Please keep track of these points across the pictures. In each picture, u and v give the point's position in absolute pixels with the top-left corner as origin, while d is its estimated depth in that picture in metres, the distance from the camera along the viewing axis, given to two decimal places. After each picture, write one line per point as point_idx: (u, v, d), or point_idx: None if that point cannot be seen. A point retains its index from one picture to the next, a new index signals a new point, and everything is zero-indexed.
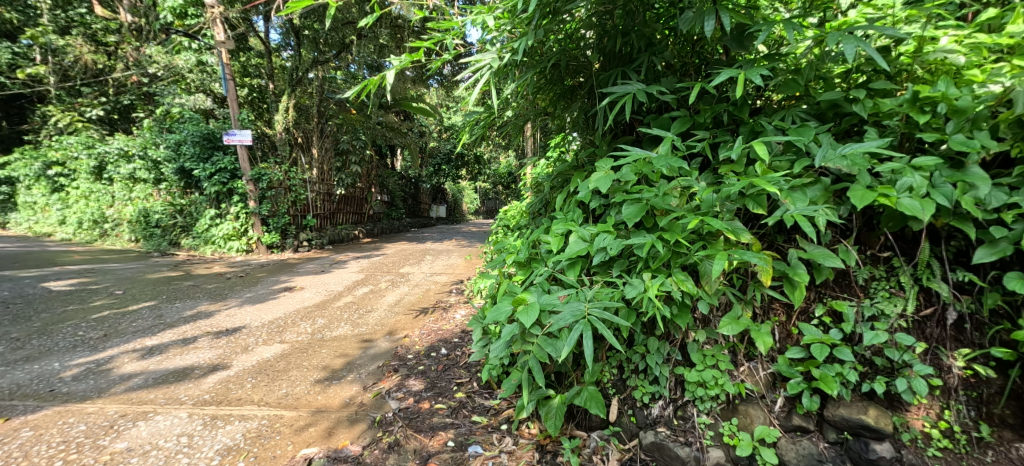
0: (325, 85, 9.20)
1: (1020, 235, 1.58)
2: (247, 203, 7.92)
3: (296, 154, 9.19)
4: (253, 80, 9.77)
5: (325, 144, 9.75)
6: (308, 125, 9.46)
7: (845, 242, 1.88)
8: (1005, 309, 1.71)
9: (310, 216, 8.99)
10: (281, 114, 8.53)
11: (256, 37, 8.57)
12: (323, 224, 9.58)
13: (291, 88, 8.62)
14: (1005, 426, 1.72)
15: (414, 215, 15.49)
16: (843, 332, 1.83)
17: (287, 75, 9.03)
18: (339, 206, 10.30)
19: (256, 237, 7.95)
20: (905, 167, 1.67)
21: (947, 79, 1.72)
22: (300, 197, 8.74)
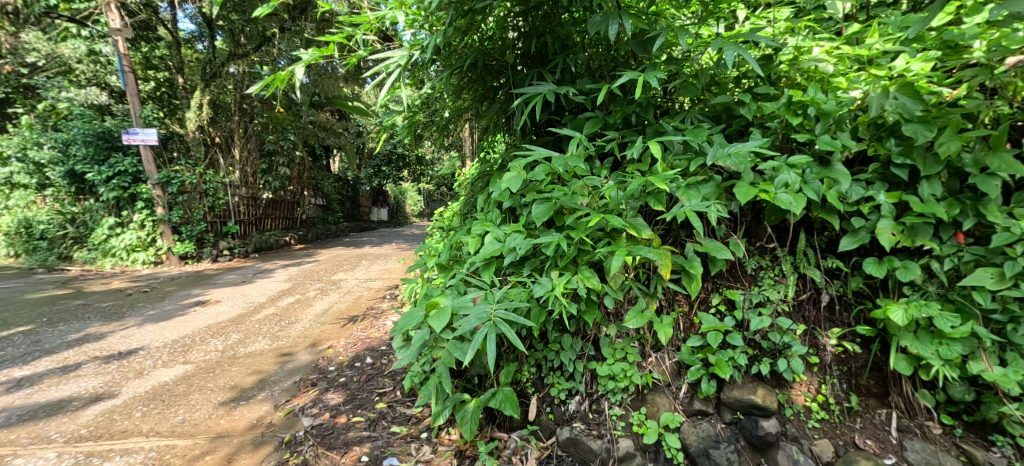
0: (245, 80, 8.51)
1: (874, 225, 1.79)
2: (155, 210, 7.13)
3: (212, 154, 8.49)
4: (158, 73, 8.74)
5: (248, 145, 9.13)
6: (229, 124, 8.74)
7: (736, 235, 2.01)
8: (866, 290, 1.92)
9: (232, 223, 8.29)
10: (193, 110, 7.81)
11: (163, 25, 7.75)
12: (248, 231, 8.87)
13: (205, 83, 7.97)
14: (870, 395, 1.92)
15: (351, 217, 14.81)
16: (736, 318, 1.96)
17: (199, 67, 8.27)
18: (267, 211, 9.59)
19: (166, 248, 7.17)
20: (782, 164, 1.83)
21: (815, 84, 1.85)
22: (219, 202, 7.98)
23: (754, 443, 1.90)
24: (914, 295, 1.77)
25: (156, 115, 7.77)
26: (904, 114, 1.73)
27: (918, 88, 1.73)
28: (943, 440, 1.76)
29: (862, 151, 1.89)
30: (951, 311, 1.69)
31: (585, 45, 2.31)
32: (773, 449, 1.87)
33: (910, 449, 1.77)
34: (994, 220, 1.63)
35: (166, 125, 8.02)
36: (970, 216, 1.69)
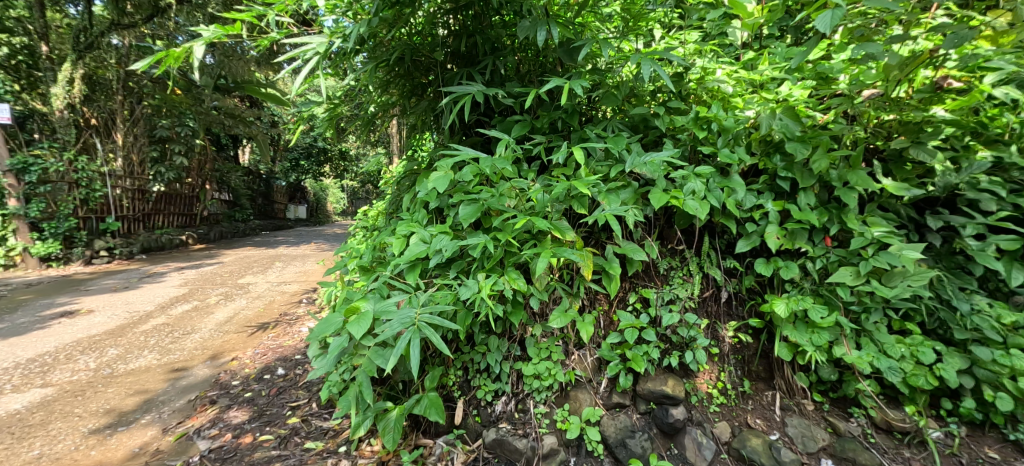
0: (132, 55, 7.38)
1: (763, 230, 2.03)
2: (4, 202, 6.06)
3: (88, 138, 7.26)
4: (15, 39, 7.06)
5: (135, 129, 7.93)
6: (109, 104, 7.50)
7: (651, 238, 2.17)
8: (757, 287, 2.17)
9: (112, 219, 7.23)
10: (58, 85, 6.63)
11: None
12: (132, 228, 7.80)
13: (78, 54, 6.76)
14: (759, 379, 2.17)
15: (265, 216, 13.35)
16: (650, 315, 2.12)
17: (67, 35, 7.09)
18: (156, 206, 8.49)
19: (20, 247, 6.10)
20: (691, 174, 2.01)
21: (718, 102, 2.06)
22: (94, 194, 6.91)
23: (665, 430, 2.04)
24: (794, 291, 2.03)
25: (8, 88, 6.54)
26: (787, 133, 1.97)
27: (799, 111, 1.97)
28: (815, 415, 2.04)
29: (754, 164, 2.13)
30: (821, 304, 1.97)
31: (514, 48, 2.36)
32: (681, 434, 2.03)
33: (790, 425, 2.01)
34: (853, 226, 1.92)
35: (22, 101, 6.77)
36: (836, 223, 1.98)
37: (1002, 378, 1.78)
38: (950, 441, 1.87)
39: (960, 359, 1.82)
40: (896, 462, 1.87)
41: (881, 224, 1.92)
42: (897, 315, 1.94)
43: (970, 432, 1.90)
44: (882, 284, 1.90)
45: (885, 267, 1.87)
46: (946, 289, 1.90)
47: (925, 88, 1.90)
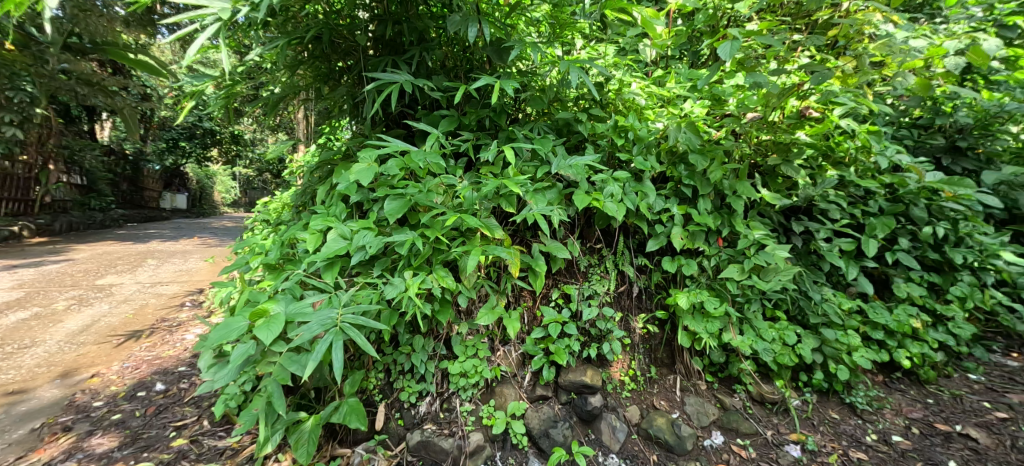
0: None
1: (669, 231, 2.26)
2: None
3: None
4: None
5: None
6: None
7: (573, 236, 2.31)
8: (663, 283, 2.41)
9: None
10: None
11: None
12: None
13: None
14: (662, 365, 2.42)
15: (134, 204, 10.62)
16: (572, 310, 2.23)
17: None
18: None
19: None
20: (609, 178, 2.17)
21: (634, 113, 2.24)
22: None
23: (584, 417, 2.18)
24: (692, 285, 2.31)
25: None
26: (690, 145, 2.21)
27: (698, 126, 2.23)
28: (707, 392, 2.34)
29: (662, 171, 2.36)
30: (714, 296, 2.27)
31: (441, 41, 2.31)
32: (598, 420, 2.18)
33: (688, 404, 2.28)
34: (739, 229, 2.24)
35: None
36: (727, 226, 2.29)
37: (842, 353, 2.22)
38: (806, 407, 2.29)
39: (815, 339, 2.23)
40: (768, 428, 2.24)
41: (760, 228, 2.27)
42: (770, 303, 2.31)
43: (819, 398, 2.34)
44: (761, 279, 2.24)
45: (762, 264, 2.21)
46: (804, 283, 2.32)
47: (792, 116, 2.26)
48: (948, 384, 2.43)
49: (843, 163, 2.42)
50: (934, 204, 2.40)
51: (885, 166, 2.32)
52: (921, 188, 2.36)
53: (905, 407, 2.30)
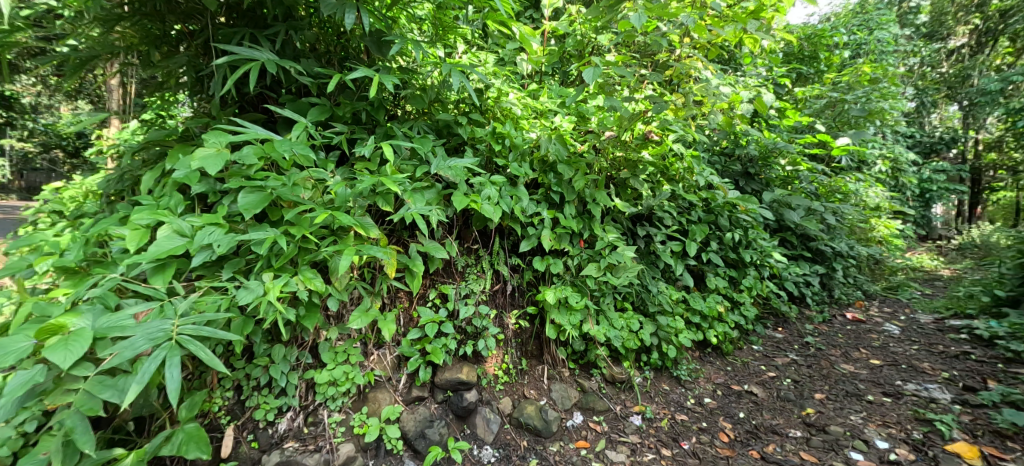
0: None
1: (536, 233, 2.54)
2: None
3: None
4: None
5: None
6: None
7: (451, 237, 2.50)
8: (535, 280, 2.74)
9: None
10: None
11: None
12: None
13: None
14: (534, 357, 2.72)
15: None
16: (449, 309, 2.42)
17: None
18: None
19: None
20: (487, 181, 2.27)
21: (511, 122, 2.41)
22: None
23: (459, 413, 2.34)
24: (558, 282, 2.64)
25: None
26: (559, 155, 2.47)
27: (566, 139, 2.51)
28: (570, 378, 2.69)
29: (535, 178, 2.61)
30: (576, 291, 2.62)
31: (312, 23, 2.17)
32: (472, 414, 2.37)
33: (554, 390, 2.59)
34: (597, 232, 2.67)
35: None
36: (587, 228, 2.72)
37: (671, 336, 2.79)
38: (646, 383, 2.76)
39: (652, 325, 2.75)
40: (616, 404, 2.65)
41: (613, 231, 2.70)
42: (620, 297, 2.78)
43: (655, 374, 2.84)
44: (613, 275, 2.63)
45: (614, 263, 2.62)
46: (645, 278, 2.86)
47: (639, 138, 2.70)
48: (738, 354, 3.20)
49: (675, 179, 3.04)
50: (732, 215, 3.22)
51: (702, 184, 3.03)
52: (725, 202, 3.13)
53: (713, 374, 2.97)
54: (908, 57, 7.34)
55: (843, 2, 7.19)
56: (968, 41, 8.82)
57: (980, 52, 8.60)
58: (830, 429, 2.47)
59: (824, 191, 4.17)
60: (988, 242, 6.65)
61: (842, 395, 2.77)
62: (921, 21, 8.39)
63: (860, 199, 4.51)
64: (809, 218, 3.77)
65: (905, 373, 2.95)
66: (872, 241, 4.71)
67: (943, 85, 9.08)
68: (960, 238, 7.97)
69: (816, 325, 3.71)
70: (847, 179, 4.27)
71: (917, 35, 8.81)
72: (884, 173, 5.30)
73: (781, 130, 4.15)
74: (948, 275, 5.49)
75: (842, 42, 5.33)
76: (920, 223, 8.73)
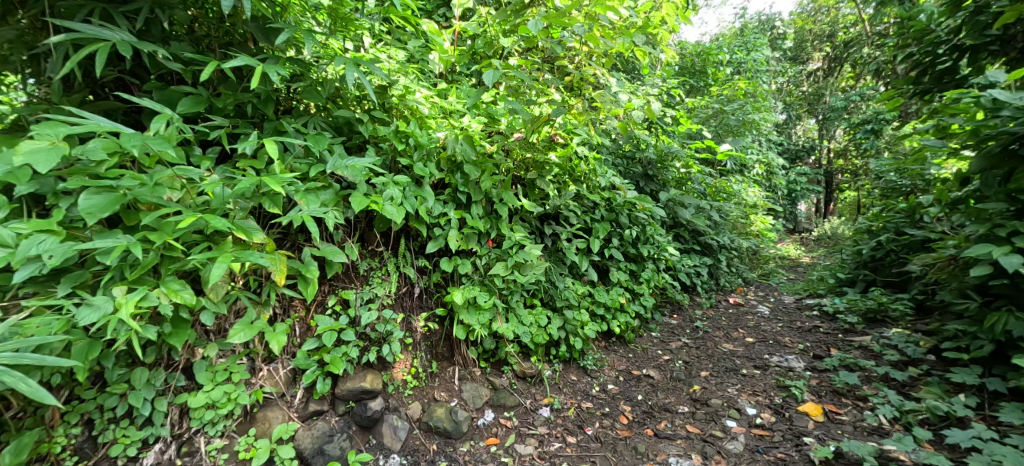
0: None
1: (443, 233, 2.58)
2: None
3: None
4: None
5: None
6: None
7: (351, 240, 2.42)
8: (443, 281, 2.74)
9: None
10: None
11: None
12: None
13: None
14: (444, 358, 2.68)
15: None
16: (349, 316, 2.33)
17: None
18: None
19: None
20: (389, 181, 2.29)
21: (415, 121, 2.44)
22: None
23: (363, 423, 2.24)
24: (466, 282, 2.66)
25: None
26: (466, 156, 2.52)
27: (473, 140, 2.54)
28: (481, 377, 2.71)
29: (442, 178, 2.65)
30: (484, 290, 2.64)
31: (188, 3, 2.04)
32: (378, 423, 2.28)
33: (464, 390, 2.59)
34: (504, 232, 2.72)
35: None
36: (494, 229, 2.74)
37: (577, 328, 2.93)
38: (554, 375, 2.85)
39: (559, 319, 2.87)
40: (527, 398, 2.70)
41: (520, 230, 2.77)
42: (528, 294, 2.86)
43: (563, 366, 2.95)
44: (521, 273, 2.68)
45: (521, 261, 2.67)
46: (552, 274, 2.97)
47: (545, 140, 2.84)
48: (638, 341, 3.42)
49: (580, 180, 3.22)
50: (631, 213, 3.47)
51: (605, 185, 3.30)
52: (624, 202, 3.39)
53: (616, 362, 3.15)
54: (777, 76, 8.45)
55: (728, 25, 8.08)
56: (821, 65, 10.35)
57: (831, 74, 10.12)
58: (711, 402, 2.73)
59: (711, 191, 4.67)
60: (837, 232, 7.84)
61: (723, 370, 3.08)
62: (787, 46, 9.68)
63: (740, 199, 5.09)
64: (698, 214, 4.17)
65: (770, 347, 3.36)
66: (750, 234, 5.32)
67: (804, 101, 10.54)
68: (817, 229, 9.29)
69: (705, 310, 4.10)
70: (730, 181, 4.80)
71: (785, 58, 10.14)
72: (760, 176, 6.03)
73: (676, 136, 4.55)
74: (807, 262, 6.37)
75: (725, 60, 5.99)
76: (787, 218, 10.06)
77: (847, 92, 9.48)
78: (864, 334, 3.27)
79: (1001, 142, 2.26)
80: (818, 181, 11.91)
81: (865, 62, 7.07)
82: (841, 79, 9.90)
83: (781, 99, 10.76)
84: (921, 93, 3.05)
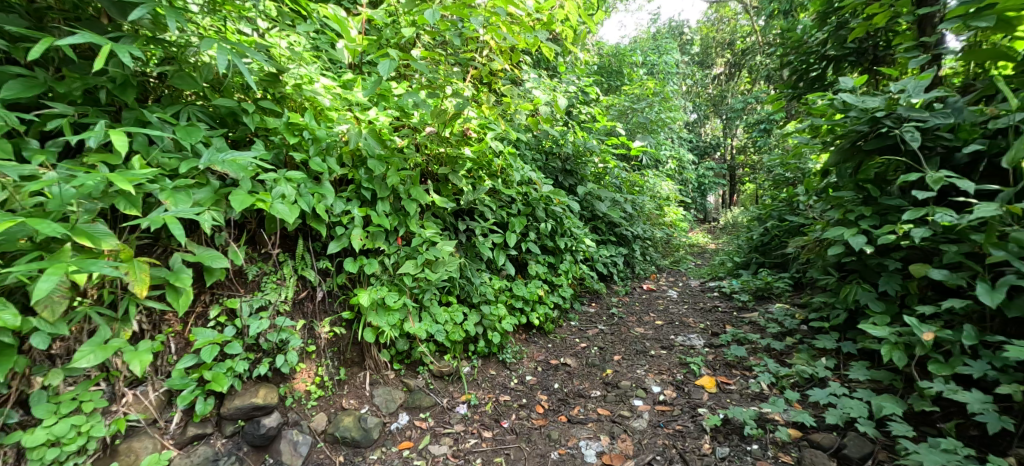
0: None
1: (346, 233, 2.43)
2: None
3: None
4: None
5: None
6: None
7: (235, 244, 2.20)
8: (348, 283, 2.58)
9: None
10: None
11: None
12: None
13: None
14: (353, 364, 2.55)
15: None
16: (236, 327, 2.15)
17: None
18: None
19: None
20: (281, 177, 2.13)
21: (310, 112, 2.26)
22: None
23: (257, 443, 2.10)
24: (374, 283, 2.54)
25: None
26: (370, 150, 2.42)
27: (380, 134, 2.47)
28: (395, 380, 2.61)
29: (344, 174, 2.51)
30: (394, 290, 2.55)
31: None
32: (275, 441, 2.15)
33: (376, 395, 2.48)
34: (414, 229, 2.61)
35: None
36: (403, 226, 2.63)
37: (495, 323, 2.92)
38: (473, 371, 2.83)
39: (476, 315, 2.84)
40: (444, 397, 2.64)
41: (431, 227, 2.69)
42: (443, 291, 2.80)
43: (482, 361, 2.93)
44: (432, 271, 2.61)
45: (432, 258, 2.60)
46: (468, 270, 2.93)
47: (458, 135, 2.83)
48: (558, 332, 3.50)
49: (496, 174, 3.18)
50: (547, 207, 3.53)
51: (521, 179, 3.28)
52: (540, 196, 3.41)
53: (536, 353, 3.20)
54: (685, 78, 9.10)
55: (642, 28, 8.54)
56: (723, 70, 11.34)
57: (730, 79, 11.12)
58: (621, 384, 2.86)
59: (626, 185, 4.93)
60: (737, 220, 8.58)
61: (633, 353, 3.24)
62: (694, 50, 10.41)
63: (653, 191, 5.42)
64: (613, 208, 4.39)
65: (675, 328, 3.60)
66: (663, 225, 5.68)
67: (708, 102, 11.44)
68: (721, 219, 10.15)
69: (621, 296, 4.31)
70: (642, 176, 5.08)
71: (692, 62, 10.91)
72: (671, 170, 6.44)
73: (593, 133, 4.71)
74: (713, 249, 6.92)
75: (639, 61, 6.31)
76: (696, 209, 10.88)
77: (745, 95, 10.37)
78: (753, 310, 3.63)
79: (850, 139, 2.64)
80: (722, 175, 13.00)
81: (757, 67, 7.81)
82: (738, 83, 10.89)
83: (689, 99, 11.59)
84: (796, 96, 3.64)
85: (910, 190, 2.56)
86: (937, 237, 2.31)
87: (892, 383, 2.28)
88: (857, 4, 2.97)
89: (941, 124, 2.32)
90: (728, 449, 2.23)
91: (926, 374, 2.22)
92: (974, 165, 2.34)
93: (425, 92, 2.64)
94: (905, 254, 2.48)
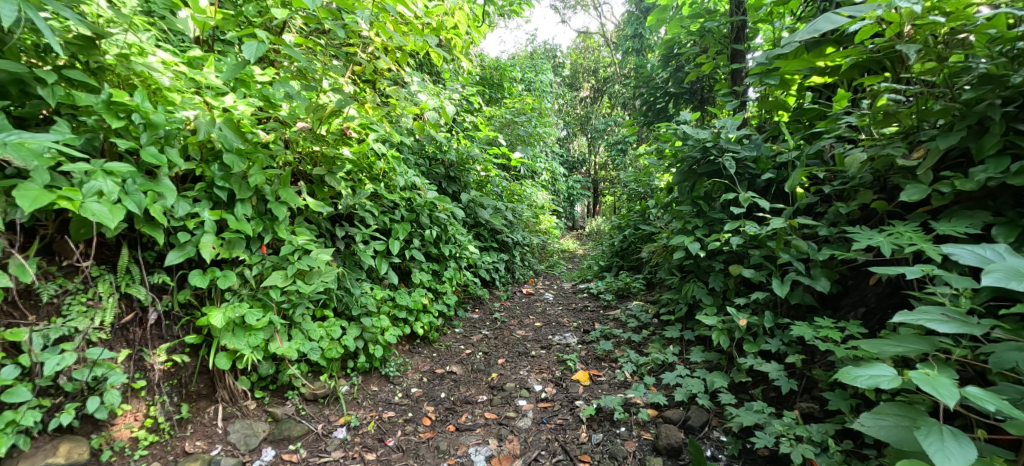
0: None
1: (194, 240, 2.01)
2: None
3: None
4: None
5: None
6: None
7: (20, 255, 1.69)
8: (193, 300, 2.12)
9: None
10: None
11: None
12: None
13: None
14: (200, 398, 2.11)
15: None
16: (21, 366, 1.65)
17: None
18: None
19: None
20: (97, 170, 1.68)
21: (142, 91, 1.81)
22: None
23: None
24: (232, 299, 2.13)
25: None
26: (228, 144, 2.02)
27: (240, 126, 2.08)
28: (257, 410, 2.21)
29: (190, 169, 2.07)
30: (257, 306, 2.16)
31: None
32: None
33: (232, 432, 2.08)
34: (283, 235, 2.26)
35: None
36: (269, 232, 2.24)
37: (377, 336, 2.65)
38: (353, 389, 2.53)
39: (356, 328, 2.55)
40: (319, 422, 2.31)
41: (304, 234, 2.35)
42: (316, 304, 2.46)
43: (362, 378, 2.63)
44: (304, 282, 2.28)
45: (305, 268, 2.27)
46: (346, 280, 2.62)
47: (336, 133, 2.52)
48: (442, 340, 3.32)
49: (377, 178, 2.90)
50: (432, 213, 3.35)
51: (404, 184, 3.03)
52: (424, 202, 3.23)
53: (421, 364, 2.98)
54: (558, 98, 9.58)
55: (522, 46, 8.77)
56: (589, 94, 12.25)
57: (597, 102, 12.05)
58: (505, 386, 2.77)
59: (506, 193, 4.95)
60: (602, 227, 9.26)
61: (515, 355, 3.19)
62: (565, 72, 11.04)
63: (531, 200, 5.53)
64: (494, 215, 4.37)
65: (552, 328, 3.64)
66: (540, 231, 5.84)
67: (577, 121, 12.23)
68: (589, 226, 10.86)
69: (502, 301, 4.27)
70: (520, 185, 5.15)
71: (564, 82, 11.58)
72: (546, 181, 6.67)
73: (475, 142, 4.64)
74: (581, 253, 7.34)
75: (518, 77, 6.44)
76: (567, 218, 11.50)
77: (610, 117, 11.33)
78: (615, 308, 3.84)
79: (687, 163, 2.89)
80: (589, 187, 14.00)
81: (620, 95, 8.57)
82: (603, 107, 11.86)
83: (562, 116, 12.25)
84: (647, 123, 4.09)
85: (728, 206, 2.89)
86: (746, 244, 2.60)
87: (719, 361, 2.51)
88: (689, 53, 3.41)
89: (748, 156, 2.66)
90: (601, 434, 2.27)
91: (742, 351, 2.47)
92: (768, 188, 2.71)
93: (298, 82, 2.36)
94: (725, 257, 2.79)
